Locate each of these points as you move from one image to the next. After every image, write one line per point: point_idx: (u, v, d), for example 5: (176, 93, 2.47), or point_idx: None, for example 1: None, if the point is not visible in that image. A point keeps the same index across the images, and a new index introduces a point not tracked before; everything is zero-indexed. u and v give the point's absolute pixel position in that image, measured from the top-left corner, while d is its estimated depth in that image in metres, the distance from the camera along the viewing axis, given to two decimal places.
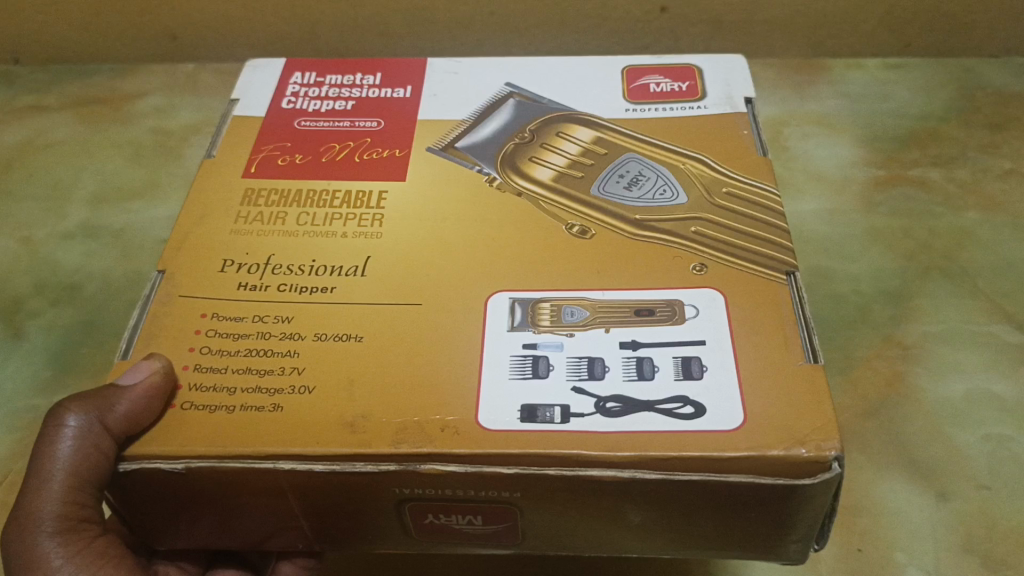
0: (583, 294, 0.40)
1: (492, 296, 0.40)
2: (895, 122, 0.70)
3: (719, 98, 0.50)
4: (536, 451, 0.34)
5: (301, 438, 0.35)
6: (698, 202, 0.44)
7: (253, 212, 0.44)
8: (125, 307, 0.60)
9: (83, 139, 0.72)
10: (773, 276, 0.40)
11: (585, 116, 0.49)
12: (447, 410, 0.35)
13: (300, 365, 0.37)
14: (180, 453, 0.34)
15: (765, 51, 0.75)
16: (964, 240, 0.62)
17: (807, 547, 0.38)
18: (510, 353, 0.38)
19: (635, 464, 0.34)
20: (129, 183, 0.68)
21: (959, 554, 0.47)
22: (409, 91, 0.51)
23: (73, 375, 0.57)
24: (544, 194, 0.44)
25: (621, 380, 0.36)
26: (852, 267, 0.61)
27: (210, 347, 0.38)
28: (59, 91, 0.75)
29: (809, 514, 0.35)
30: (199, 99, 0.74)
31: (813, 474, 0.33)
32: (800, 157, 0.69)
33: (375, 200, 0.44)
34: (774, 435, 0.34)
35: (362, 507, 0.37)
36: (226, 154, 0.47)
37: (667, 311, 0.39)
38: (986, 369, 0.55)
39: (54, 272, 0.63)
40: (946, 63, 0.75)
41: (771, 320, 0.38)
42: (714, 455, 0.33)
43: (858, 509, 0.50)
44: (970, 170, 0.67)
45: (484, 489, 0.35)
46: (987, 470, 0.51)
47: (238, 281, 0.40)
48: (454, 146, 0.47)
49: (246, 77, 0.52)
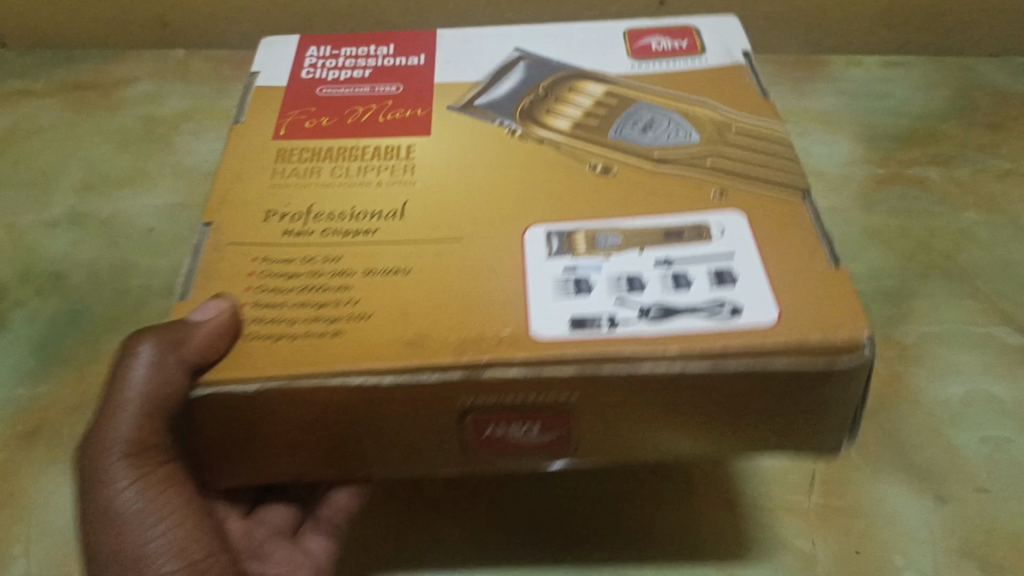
0: (615, 223, 0.39)
1: (529, 228, 0.39)
2: (893, 121, 0.70)
3: (718, 53, 0.49)
4: (593, 346, 0.33)
5: (359, 356, 0.33)
6: (711, 143, 0.43)
7: (288, 168, 0.43)
8: (111, 297, 0.59)
9: (70, 125, 0.70)
10: (790, 199, 0.40)
11: (594, 73, 0.48)
12: (502, 324, 0.34)
13: (351, 296, 0.36)
14: (245, 376, 0.33)
15: (763, 47, 0.74)
16: (964, 240, 0.62)
17: (839, 442, 0.37)
18: (552, 275, 0.36)
19: (684, 355, 0.33)
20: (118, 170, 0.67)
21: (958, 557, 0.47)
22: (424, 59, 0.50)
23: (57, 365, 0.55)
24: (565, 141, 0.43)
25: (661, 291, 0.35)
26: (850, 266, 0.60)
27: (264, 286, 0.37)
28: (47, 77, 0.73)
29: (846, 399, 0.35)
30: (190, 87, 0.72)
31: (853, 353, 0.33)
32: (798, 153, 0.68)
33: (405, 152, 0.43)
34: (812, 324, 0.34)
35: (419, 429, 0.35)
36: (254, 120, 0.46)
37: (694, 232, 0.38)
38: (985, 371, 0.54)
39: (39, 260, 0.61)
40: (943, 61, 0.74)
41: (795, 242, 0.37)
42: (757, 345, 0.33)
43: (855, 510, 0.49)
44: (969, 169, 0.66)
45: (542, 399, 0.34)
46: (986, 473, 0.50)
47: (282, 228, 0.39)
48: (474, 104, 0.46)
49: (262, 53, 0.51)
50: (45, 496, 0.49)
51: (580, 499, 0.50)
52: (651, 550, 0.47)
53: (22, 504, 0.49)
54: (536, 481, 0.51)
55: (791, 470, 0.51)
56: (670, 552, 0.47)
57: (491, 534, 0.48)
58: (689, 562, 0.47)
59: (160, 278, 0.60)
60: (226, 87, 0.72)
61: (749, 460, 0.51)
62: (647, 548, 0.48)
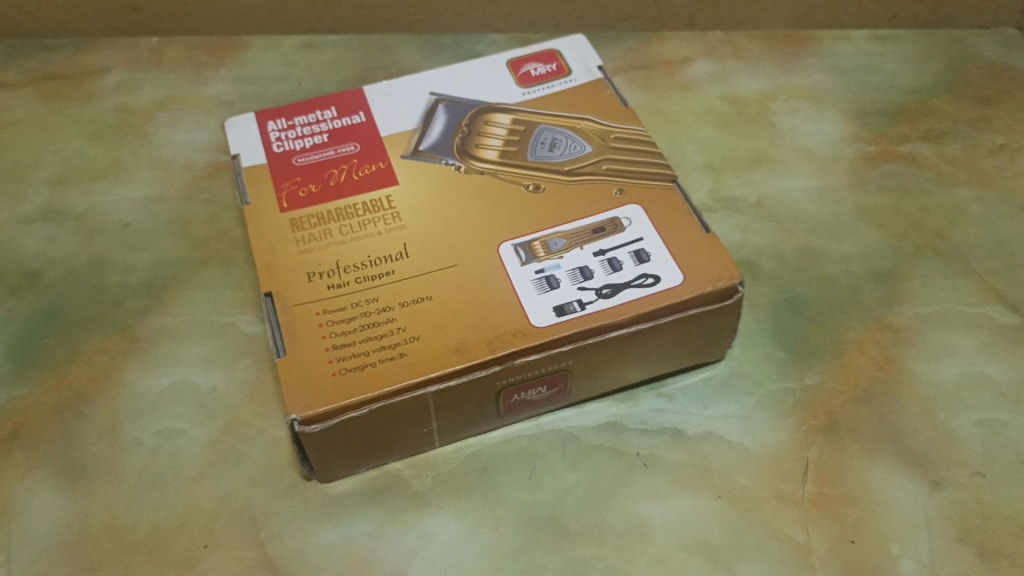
0: (557, 229, 0.51)
1: (500, 248, 0.50)
2: (883, 96, 0.68)
3: (581, 71, 0.61)
4: (579, 326, 0.46)
5: (428, 365, 0.45)
6: (600, 149, 0.56)
7: (306, 235, 0.51)
8: (88, 295, 0.57)
9: (42, 117, 0.68)
10: (666, 184, 0.53)
11: (497, 105, 0.59)
12: (512, 322, 0.46)
13: (401, 324, 0.47)
14: (359, 402, 0.44)
15: (750, 22, 0.73)
16: (956, 218, 0.61)
17: (720, 349, 0.52)
18: (529, 278, 0.49)
19: (634, 319, 0.47)
20: (93, 163, 0.65)
21: (955, 544, 0.46)
22: (364, 116, 0.59)
23: (35, 366, 0.54)
24: (501, 169, 0.54)
25: (606, 276, 0.49)
26: (842, 247, 0.59)
27: (334, 331, 0.47)
28: (15, 65, 0.71)
29: (727, 322, 0.50)
30: (165, 75, 0.71)
31: (733, 296, 0.48)
32: (788, 132, 0.66)
33: (386, 203, 0.53)
34: (705, 279, 0.48)
35: (471, 406, 0.47)
36: (258, 198, 0.54)
37: (611, 226, 0.51)
38: (979, 352, 0.54)
39: (14, 258, 0.60)
40: (933, 34, 0.73)
41: (677, 217, 0.51)
42: (678, 301, 0.47)
43: (851, 499, 0.48)
44: (962, 145, 0.65)
45: (548, 365, 0.47)
46: (982, 456, 0.49)
47: (326, 285, 0.49)
48: (420, 150, 0.56)
49: (234, 137, 0.58)
50: (24, 504, 0.48)
51: (574, 492, 0.49)
52: (644, 544, 0.47)
53: (0, 513, 0.48)
54: (532, 474, 0.49)
55: (786, 455, 0.50)
56: (665, 546, 0.46)
57: (482, 533, 0.47)
58: (683, 555, 0.46)
59: (138, 274, 0.58)
60: (202, 76, 0.71)
61: (742, 450, 0.50)
62: (640, 541, 0.47)
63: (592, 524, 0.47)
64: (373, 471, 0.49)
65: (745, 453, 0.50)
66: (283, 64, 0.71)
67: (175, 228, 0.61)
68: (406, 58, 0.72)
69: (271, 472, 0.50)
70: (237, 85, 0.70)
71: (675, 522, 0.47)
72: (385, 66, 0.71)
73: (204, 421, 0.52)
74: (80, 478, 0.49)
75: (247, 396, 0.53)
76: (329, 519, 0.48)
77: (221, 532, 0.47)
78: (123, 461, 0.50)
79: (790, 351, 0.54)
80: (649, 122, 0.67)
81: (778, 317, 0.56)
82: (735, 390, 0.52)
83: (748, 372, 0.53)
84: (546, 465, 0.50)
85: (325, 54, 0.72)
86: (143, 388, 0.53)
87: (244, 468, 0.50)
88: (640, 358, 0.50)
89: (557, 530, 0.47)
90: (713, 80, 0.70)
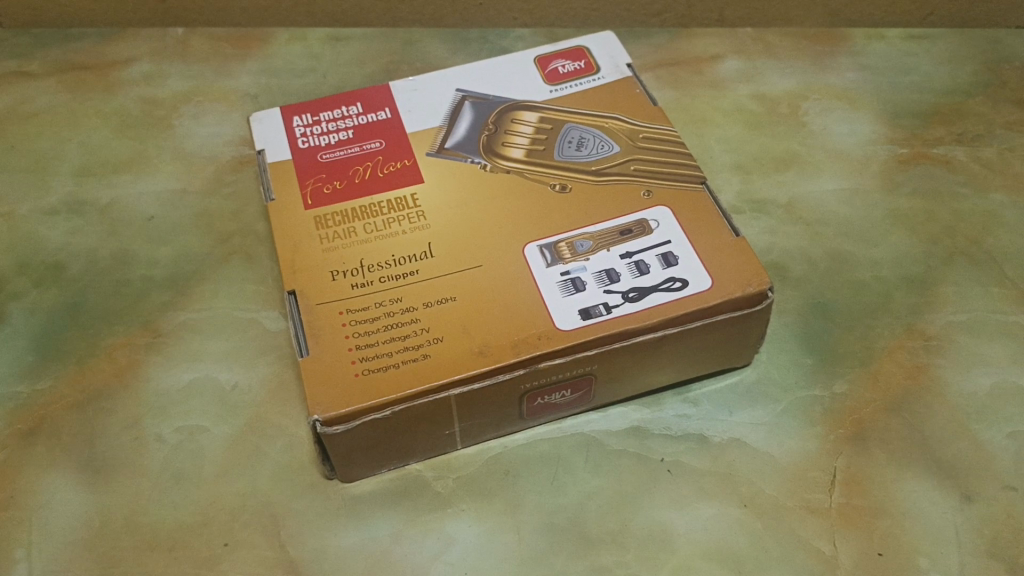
0: (583, 231, 0.51)
1: (526, 249, 0.50)
2: (918, 97, 0.67)
3: (610, 68, 0.60)
4: (605, 330, 0.45)
5: (451, 368, 0.44)
6: (628, 149, 0.55)
7: (330, 233, 0.51)
8: (111, 288, 0.57)
9: (67, 109, 0.68)
10: (696, 186, 0.52)
11: (524, 102, 0.58)
12: (536, 325, 0.46)
13: (424, 325, 0.46)
14: (381, 403, 0.43)
15: (781, 20, 0.72)
16: (991, 223, 0.60)
17: (747, 355, 0.51)
18: (555, 281, 0.48)
19: (660, 324, 0.46)
20: (118, 155, 0.65)
21: (984, 560, 0.45)
22: (389, 112, 0.58)
23: (58, 360, 0.54)
24: (526, 168, 0.54)
25: (632, 279, 0.48)
26: (873, 252, 0.58)
27: (357, 330, 0.46)
28: (41, 56, 0.71)
29: (755, 328, 0.49)
30: (190, 67, 0.70)
31: (761, 303, 0.47)
32: (819, 133, 0.65)
33: (412, 202, 0.52)
34: (735, 284, 0.47)
35: (493, 409, 0.47)
36: (282, 194, 0.53)
37: (638, 228, 0.51)
38: (1013, 362, 0.53)
39: (38, 250, 0.59)
40: (969, 33, 0.72)
41: (706, 221, 0.51)
42: (706, 306, 0.46)
43: (879, 510, 0.47)
44: (997, 148, 0.64)
45: (572, 369, 0.46)
46: (1014, 470, 0.48)
47: (350, 284, 0.48)
48: (446, 147, 0.55)
49: (258, 132, 0.57)
50: (45, 498, 0.48)
51: (596, 498, 0.48)
52: (666, 553, 0.46)
53: (22, 507, 0.48)
54: (554, 478, 0.49)
55: (813, 465, 0.49)
56: (688, 554, 0.46)
57: (503, 538, 0.47)
58: (707, 564, 0.45)
59: (161, 268, 0.58)
60: (227, 68, 0.70)
61: (768, 459, 0.49)
62: (663, 549, 0.46)
63: (614, 530, 0.47)
64: (395, 472, 0.49)
65: (771, 460, 0.49)
66: (309, 57, 0.71)
67: (198, 222, 0.61)
68: (432, 53, 0.71)
69: (292, 471, 0.49)
70: (262, 77, 0.70)
71: (699, 530, 0.47)
72: (410, 60, 0.70)
73: (225, 418, 0.51)
74: (101, 474, 0.49)
75: (268, 393, 0.52)
76: (349, 520, 0.47)
77: (241, 530, 0.47)
78: (144, 457, 0.50)
79: (818, 358, 0.53)
80: (677, 121, 0.66)
81: (806, 323, 0.55)
82: (761, 396, 0.52)
83: (775, 379, 0.52)
84: (570, 470, 0.49)
85: (350, 47, 0.71)
86: (165, 383, 0.53)
87: (265, 466, 0.49)
88: (666, 363, 0.49)
89: (579, 536, 0.47)
90: (743, 78, 0.69)
